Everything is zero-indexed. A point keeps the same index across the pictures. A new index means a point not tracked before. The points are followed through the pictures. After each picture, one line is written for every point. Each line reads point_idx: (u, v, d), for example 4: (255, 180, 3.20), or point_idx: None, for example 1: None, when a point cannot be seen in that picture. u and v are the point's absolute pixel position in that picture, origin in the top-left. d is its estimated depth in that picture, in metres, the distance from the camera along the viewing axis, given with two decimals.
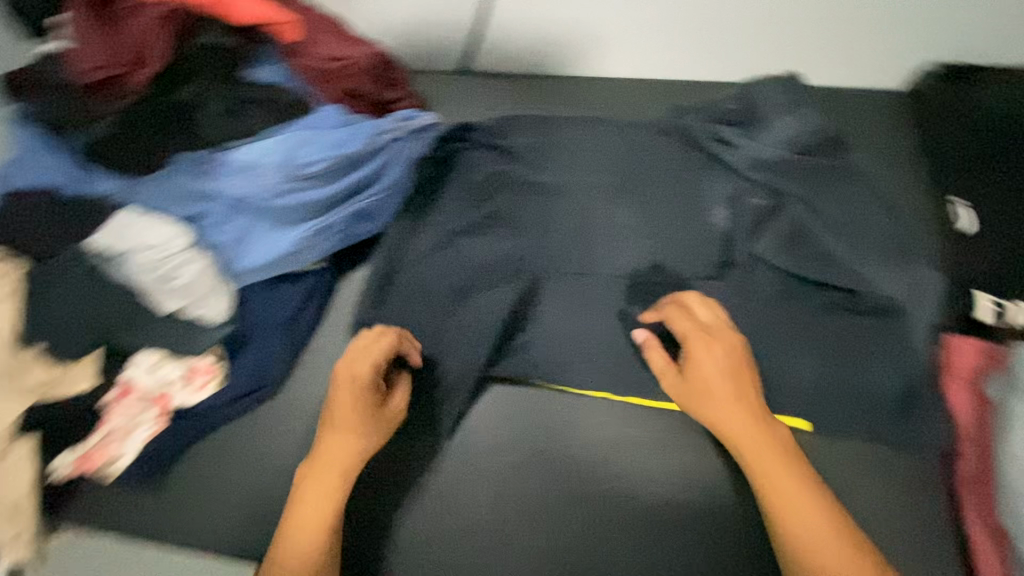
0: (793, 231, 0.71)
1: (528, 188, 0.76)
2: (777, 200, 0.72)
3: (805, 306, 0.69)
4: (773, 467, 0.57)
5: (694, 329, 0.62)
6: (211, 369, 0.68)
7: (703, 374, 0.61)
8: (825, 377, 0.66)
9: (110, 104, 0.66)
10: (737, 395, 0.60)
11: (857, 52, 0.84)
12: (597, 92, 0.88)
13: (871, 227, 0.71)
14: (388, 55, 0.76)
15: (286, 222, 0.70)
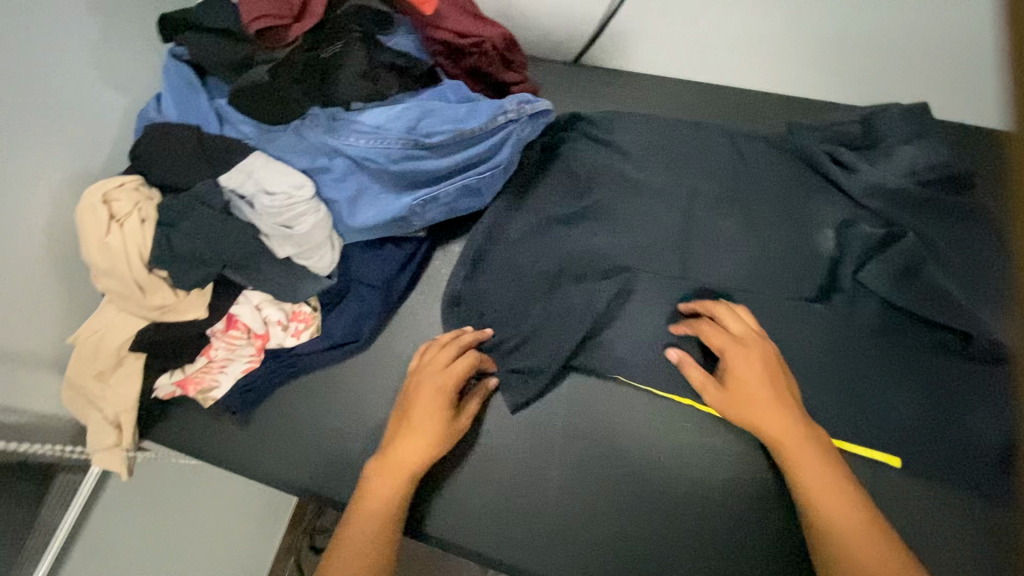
0: (913, 263, 0.65)
1: (627, 184, 0.75)
2: (902, 229, 0.67)
3: (909, 345, 0.64)
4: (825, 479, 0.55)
5: (743, 354, 0.61)
6: (308, 319, 0.72)
7: (751, 402, 0.59)
8: (920, 420, 0.62)
9: (275, 52, 0.69)
10: (785, 425, 0.58)
11: (981, 89, 0.82)
12: (705, 96, 0.87)
13: (987, 271, 0.67)
14: (513, 36, 0.79)
15: (398, 188, 0.71)
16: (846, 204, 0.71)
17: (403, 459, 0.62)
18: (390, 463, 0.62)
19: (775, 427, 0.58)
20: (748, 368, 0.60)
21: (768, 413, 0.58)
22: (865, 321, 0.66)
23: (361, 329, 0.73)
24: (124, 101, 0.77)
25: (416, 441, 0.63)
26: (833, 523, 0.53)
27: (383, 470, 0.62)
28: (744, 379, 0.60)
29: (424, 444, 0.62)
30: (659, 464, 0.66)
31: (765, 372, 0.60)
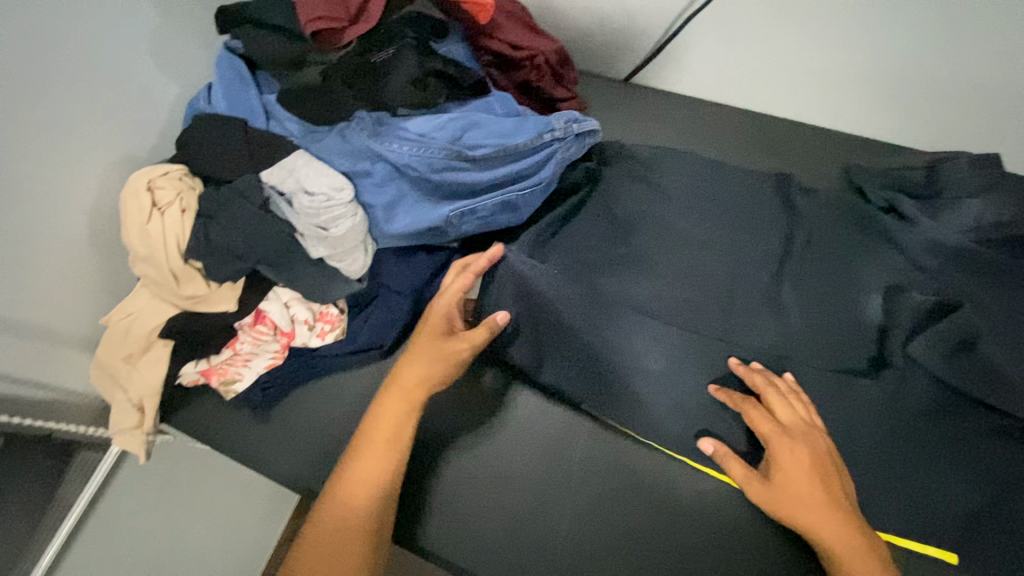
0: (970, 337, 0.60)
1: (663, 228, 0.74)
2: (958, 299, 0.64)
3: (961, 428, 0.60)
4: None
5: (791, 446, 0.57)
6: (334, 321, 0.71)
7: (799, 498, 0.56)
8: (966, 505, 0.58)
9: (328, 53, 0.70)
10: (836, 529, 0.54)
11: None
12: (763, 132, 0.85)
13: None
14: (566, 51, 0.79)
15: (436, 198, 0.71)
16: (901, 264, 0.68)
17: (395, 388, 0.62)
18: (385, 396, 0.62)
19: (822, 529, 0.55)
20: (795, 462, 0.57)
21: (811, 508, 0.55)
22: (916, 393, 0.61)
23: (387, 335, 0.72)
24: (177, 90, 0.78)
25: (409, 373, 0.62)
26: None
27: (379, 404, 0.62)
28: (790, 473, 0.56)
29: (419, 364, 0.62)
30: (676, 510, 0.63)
31: (814, 466, 0.56)
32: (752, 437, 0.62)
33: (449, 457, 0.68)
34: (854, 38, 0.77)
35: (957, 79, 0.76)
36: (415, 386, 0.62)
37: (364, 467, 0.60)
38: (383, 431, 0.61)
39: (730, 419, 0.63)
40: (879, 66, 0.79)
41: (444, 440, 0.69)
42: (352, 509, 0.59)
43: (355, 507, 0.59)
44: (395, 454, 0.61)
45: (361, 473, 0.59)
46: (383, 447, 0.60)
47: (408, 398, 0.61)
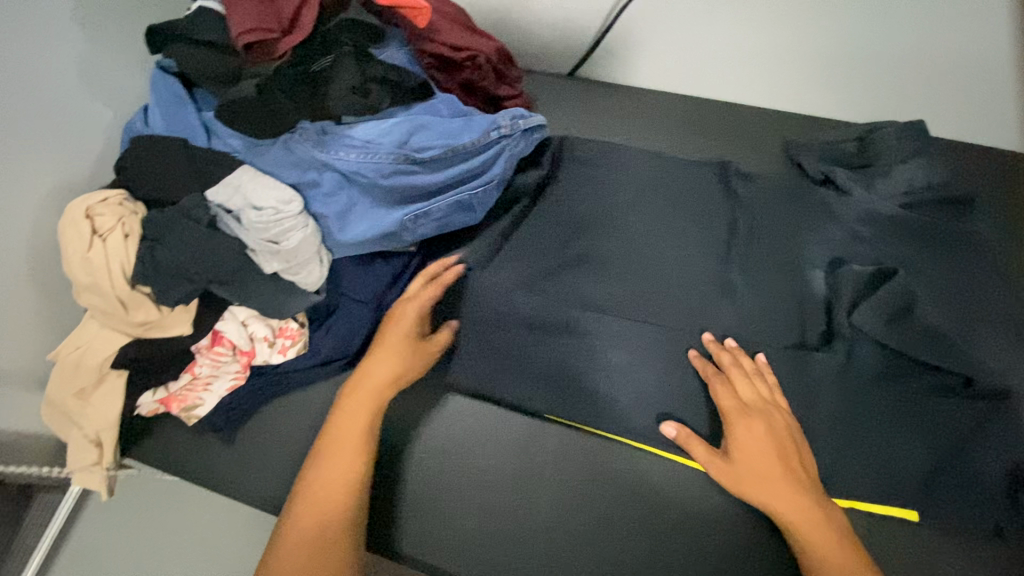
0: (906, 302, 0.64)
1: (610, 227, 0.76)
2: (893, 265, 0.68)
3: (908, 389, 0.62)
4: (824, 543, 0.55)
5: (747, 423, 0.60)
6: (294, 336, 0.70)
7: (755, 474, 0.58)
8: (923, 461, 0.60)
9: (262, 67, 0.68)
10: (793, 502, 0.57)
11: (969, 102, 0.85)
12: (704, 112, 0.86)
13: (983, 306, 0.66)
14: (507, 49, 0.80)
15: (390, 202, 0.71)
16: (840, 235, 0.71)
17: (365, 389, 0.64)
18: (353, 400, 0.63)
19: (780, 503, 0.57)
20: (748, 436, 0.60)
21: (768, 480, 0.58)
22: (871, 358, 0.64)
23: (349, 346, 0.71)
24: (112, 114, 0.76)
25: (377, 380, 0.64)
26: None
27: (352, 397, 0.64)
28: (748, 451, 0.59)
29: (391, 368, 0.65)
30: (650, 492, 0.64)
31: (773, 443, 0.59)
32: (713, 420, 0.65)
33: (424, 461, 0.68)
34: None
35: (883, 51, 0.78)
36: (385, 392, 0.64)
37: (333, 469, 0.60)
38: (358, 423, 0.62)
39: (692, 396, 0.66)
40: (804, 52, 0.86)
41: (418, 446, 0.69)
42: (329, 512, 0.58)
43: (328, 512, 0.58)
44: (365, 454, 0.61)
45: (331, 476, 0.60)
46: (355, 452, 0.61)
47: (379, 393, 0.64)
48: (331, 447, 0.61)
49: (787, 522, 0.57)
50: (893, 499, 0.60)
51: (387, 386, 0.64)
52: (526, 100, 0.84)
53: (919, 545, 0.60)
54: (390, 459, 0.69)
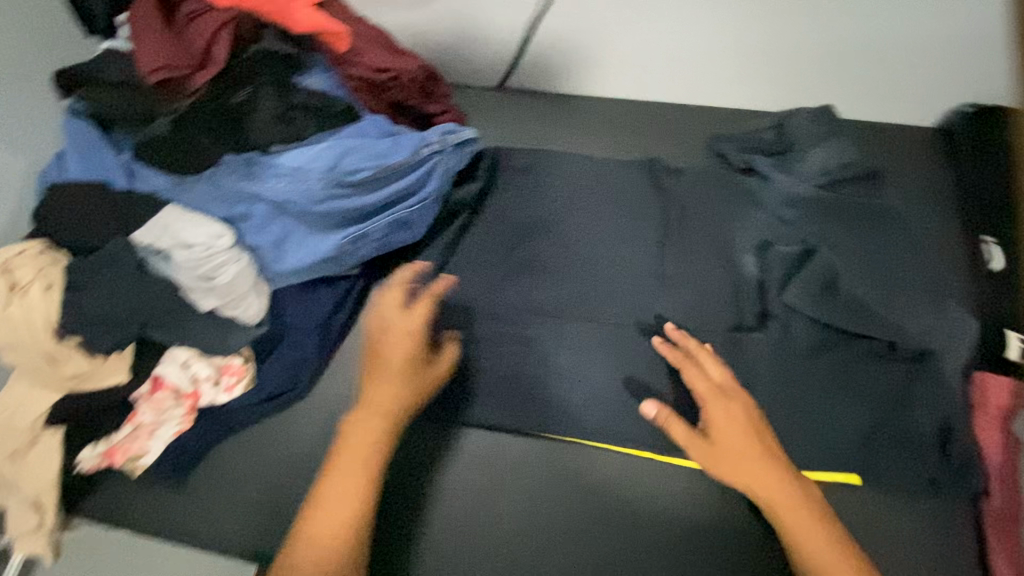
0: (829, 278, 0.69)
1: (550, 233, 0.78)
2: (814, 243, 0.72)
3: (840, 358, 0.66)
4: (809, 525, 0.56)
5: (724, 406, 0.61)
6: (240, 371, 0.69)
7: (736, 456, 0.59)
8: (861, 427, 0.63)
9: (174, 103, 0.68)
10: (774, 484, 0.58)
11: (899, 87, 0.82)
12: (634, 115, 0.88)
13: (902, 273, 0.70)
14: (433, 69, 0.81)
15: (326, 227, 0.70)
16: (766, 221, 0.75)
17: (373, 423, 0.61)
18: (355, 429, 0.61)
19: (763, 485, 0.58)
20: (729, 420, 0.61)
21: (752, 468, 0.59)
22: (802, 333, 0.67)
23: (297, 376, 0.70)
24: (26, 164, 0.73)
25: (379, 410, 0.62)
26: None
27: (356, 430, 0.61)
28: (726, 433, 0.60)
29: (396, 399, 0.62)
30: (606, 488, 0.65)
31: (748, 424, 0.60)
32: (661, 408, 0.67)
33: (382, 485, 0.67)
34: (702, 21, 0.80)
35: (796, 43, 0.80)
36: (388, 424, 0.61)
37: (336, 506, 0.57)
38: (363, 459, 0.60)
39: (639, 387, 0.68)
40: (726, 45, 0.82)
41: (376, 470, 0.68)
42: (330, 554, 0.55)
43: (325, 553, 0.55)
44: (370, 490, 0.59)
45: (334, 513, 0.57)
46: (359, 487, 0.58)
47: (388, 427, 0.61)
48: (334, 480, 0.59)
49: (768, 507, 0.58)
50: (837, 466, 0.63)
51: (394, 419, 0.62)
52: (458, 115, 0.84)
53: (868, 508, 0.62)
54: None
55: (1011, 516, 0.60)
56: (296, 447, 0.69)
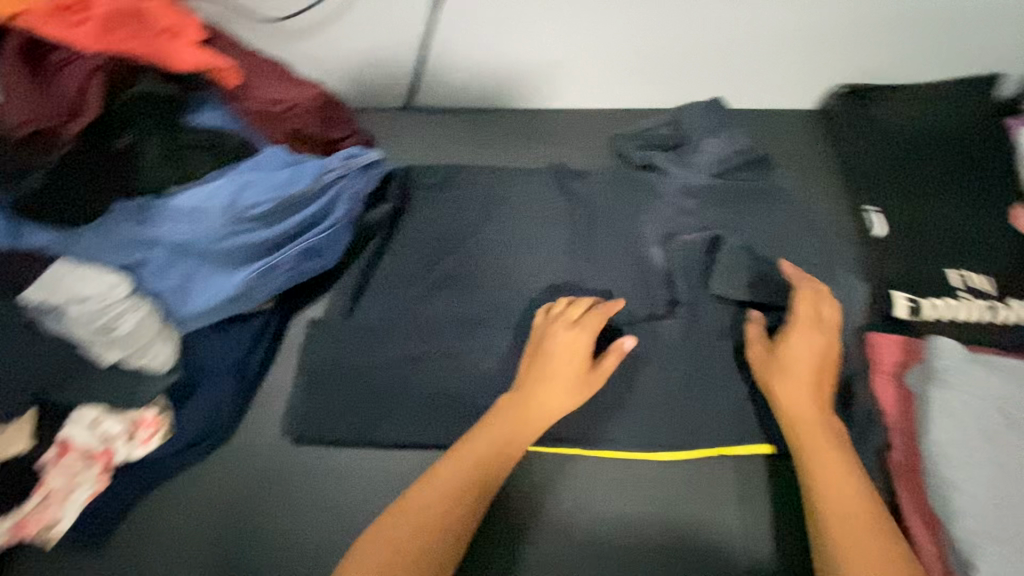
0: (729, 259, 0.73)
1: (469, 246, 0.79)
2: (713, 229, 0.76)
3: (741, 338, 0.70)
4: (823, 457, 0.58)
5: (808, 335, 0.65)
6: (154, 423, 0.66)
7: (794, 375, 0.63)
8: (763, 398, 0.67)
9: (45, 155, 0.63)
10: (810, 411, 0.61)
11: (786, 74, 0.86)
12: (550, 124, 0.90)
13: (795, 249, 0.75)
14: (330, 95, 0.81)
15: (231, 264, 0.69)
16: (669, 212, 0.78)
17: (520, 413, 0.63)
18: (497, 422, 0.62)
19: (795, 408, 0.61)
20: (805, 348, 0.64)
21: (802, 393, 0.62)
22: (707, 315, 0.72)
23: (217, 418, 0.68)
24: None
25: (536, 404, 0.63)
26: (831, 512, 0.55)
27: (501, 418, 0.62)
28: (795, 354, 0.64)
29: (557, 400, 0.63)
30: (524, 489, 0.65)
31: (819, 356, 0.64)
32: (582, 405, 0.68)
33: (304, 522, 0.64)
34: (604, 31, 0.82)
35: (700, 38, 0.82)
36: (539, 422, 0.63)
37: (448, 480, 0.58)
38: (496, 446, 0.61)
39: None
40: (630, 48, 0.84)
41: (299, 507, 0.65)
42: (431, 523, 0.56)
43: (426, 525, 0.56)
44: (488, 474, 0.59)
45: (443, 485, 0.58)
46: (475, 469, 0.59)
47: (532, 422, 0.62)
48: (463, 455, 0.60)
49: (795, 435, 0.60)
50: (751, 438, 0.65)
51: (543, 416, 0.63)
52: (363, 137, 0.84)
53: (784, 474, 0.65)
54: (267, 530, 0.64)
55: (909, 467, 0.62)
56: (217, 494, 0.66)
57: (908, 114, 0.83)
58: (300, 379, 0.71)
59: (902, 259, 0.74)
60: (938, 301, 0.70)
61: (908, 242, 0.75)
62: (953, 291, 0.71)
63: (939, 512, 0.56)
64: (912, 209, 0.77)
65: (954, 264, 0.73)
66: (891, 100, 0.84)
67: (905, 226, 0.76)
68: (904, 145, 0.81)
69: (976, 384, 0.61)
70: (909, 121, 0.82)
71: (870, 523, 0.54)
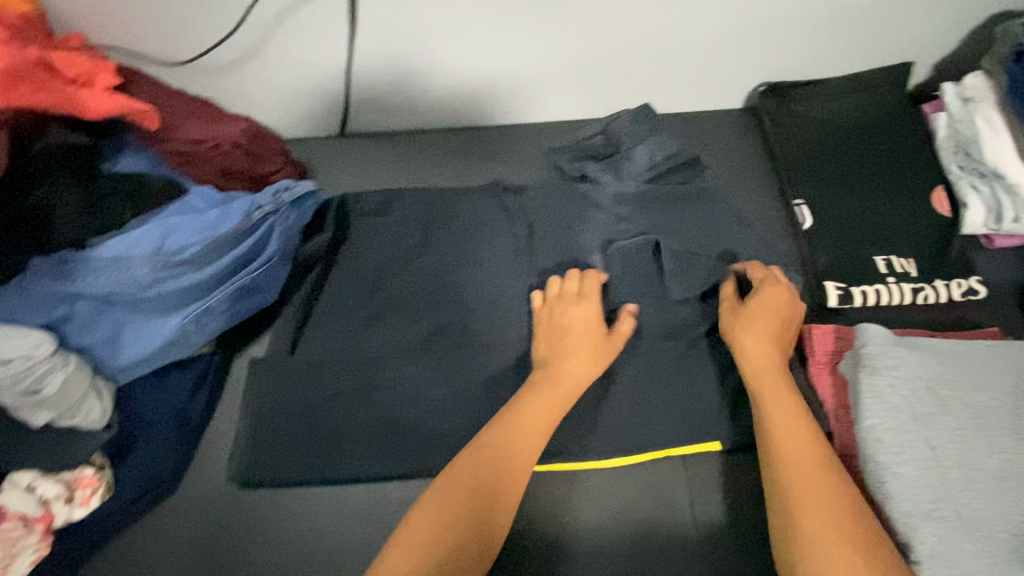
0: (668, 264, 0.74)
1: (411, 271, 0.78)
2: (650, 234, 0.77)
3: (680, 343, 0.72)
4: (784, 404, 0.61)
5: (777, 292, 0.69)
6: (93, 481, 0.63)
7: (760, 329, 0.66)
8: (706, 398, 0.68)
9: None
10: (770, 362, 0.64)
11: (713, 76, 0.87)
12: (487, 141, 0.91)
13: (730, 248, 0.77)
14: (257, 127, 0.78)
15: (162, 310, 0.68)
16: (606, 220, 0.79)
17: (550, 387, 0.65)
18: (532, 397, 0.64)
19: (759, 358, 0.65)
20: (773, 304, 0.68)
21: (763, 346, 0.65)
22: (649, 319, 0.73)
23: (162, 471, 0.67)
24: None
25: (564, 380, 0.65)
26: (784, 452, 0.57)
27: (535, 391, 0.65)
28: (766, 308, 0.68)
29: (580, 371, 0.66)
30: None
31: (783, 316, 0.68)
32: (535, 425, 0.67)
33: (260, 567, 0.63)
34: (532, 47, 0.82)
35: (627, 48, 0.82)
36: (568, 396, 0.65)
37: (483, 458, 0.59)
38: (535, 424, 0.62)
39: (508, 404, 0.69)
40: (557, 62, 0.84)
41: (253, 553, 0.64)
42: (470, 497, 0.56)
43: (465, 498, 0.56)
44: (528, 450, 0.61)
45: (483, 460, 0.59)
46: (517, 442, 0.61)
47: (563, 395, 0.65)
48: (500, 428, 0.61)
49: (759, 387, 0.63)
50: (699, 439, 0.67)
51: (569, 390, 0.65)
52: (295, 168, 0.84)
53: (731, 471, 0.66)
54: None
55: (849, 455, 0.63)
56: (166, 549, 0.64)
57: (830, 106, 0.85)
58: (246, 421, 0.70)
59: (833, 250, 0.76)
60: (870, 288, 0.73)
61: (837, 231, 0.77)
62: (882, 277, 0.73)
63: (881, 497, 0.58)
64: (840, 199, 0.79)
65: (881, 251, 0.75)
66: (813, 94, 0.86)
67: (834, 217, 0.78)
68: (829, 137, 0.83)
69: (907, 369, 0.62)
70: (833, 113, 0.85)
71: (818, 466, 0.56)
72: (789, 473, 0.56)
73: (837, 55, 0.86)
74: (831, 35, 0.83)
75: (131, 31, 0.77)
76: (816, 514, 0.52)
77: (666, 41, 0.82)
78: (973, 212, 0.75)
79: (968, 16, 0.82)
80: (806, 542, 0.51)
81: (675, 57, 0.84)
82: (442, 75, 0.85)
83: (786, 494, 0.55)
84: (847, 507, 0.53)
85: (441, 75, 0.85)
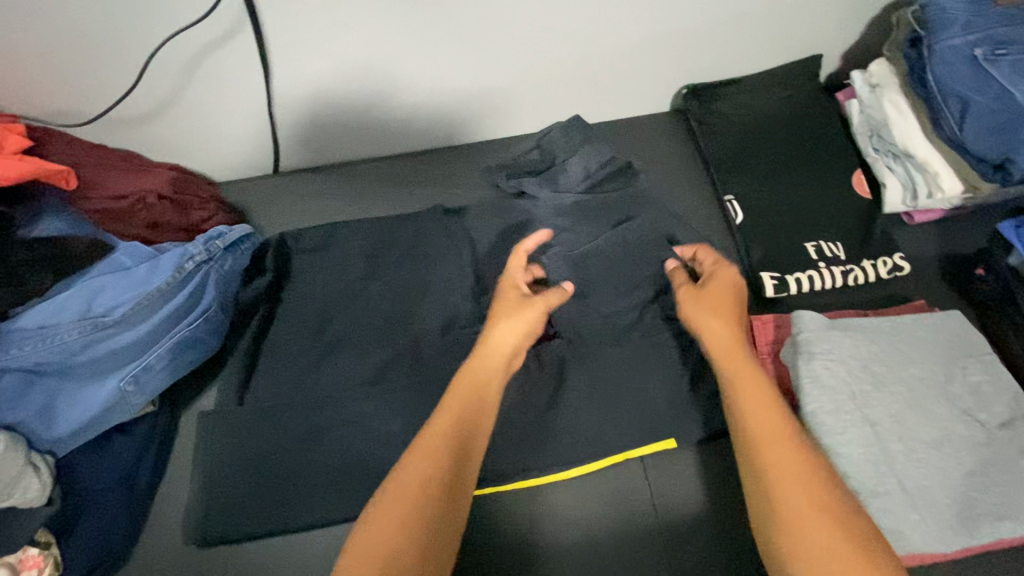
0: (609, 271, 0.75)
1: (357, 303, 0.78)
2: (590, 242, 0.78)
3: (631, 346, 0.71)
4: (746, 377, 0.56)
5: (724, 274, 0.66)
6: (39, 561, 0.60)
7: (709, 306, 0.62)
8: (661, 399, 0.69)
9: None
10: (727, 336, 0.59)
11: (635, 84, 0.89)
12: (423, 167, 0.91)
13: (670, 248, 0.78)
14: (179, 176, 0.77)
15: (97, 375, 0.66)
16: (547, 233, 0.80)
17: (479, 362, 0.57)
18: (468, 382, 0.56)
19: (715, 332, 0.60)
20: (723, 284, 0.65)
21: (715, 321, 0.61)
22: (598, 328, 0.73)
23: (114, 542, 0.65)
24: None
25: (493, 356, 0.58)
26: (750, 423, 0.52)
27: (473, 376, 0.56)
28: (716, 288, 0.64)
29: (506, 339, 0.59)
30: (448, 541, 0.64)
31: (734, 294, 0.65)
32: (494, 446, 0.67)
33: None
34: (456, 70, 0.82)
35: (550, 65, 0.84)
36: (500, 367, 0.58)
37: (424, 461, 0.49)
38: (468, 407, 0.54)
39: None
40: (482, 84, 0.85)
41: None
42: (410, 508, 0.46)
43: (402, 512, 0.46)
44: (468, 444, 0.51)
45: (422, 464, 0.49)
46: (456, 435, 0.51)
47: (495, 372, 0.57)
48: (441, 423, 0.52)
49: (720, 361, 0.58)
50: (656, 442, 0.68)
51: (501, 361, 0.58)
52: (228, 213, 0.82)
53: (690, 469, 0.68)
54: None
55: None
56: None
57: (748, 103, 0.89)
58: (201, 477, 0.68)
59: (767, 241, 0.78)
60: (803, 275, 0.75)
61: (768, 222, 0.80)
62: (815, 263, 0.76)
63: None
64: (768, 190, 0.82)
65: (812, 237, 0.78)
66: (732, 93, 0.89)
67: (764, 208, 0.81)
68: (751, 132, 0.86)
69: (843, 351, 0.65)
70: (752, 109, 0.88)
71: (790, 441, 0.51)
72: (755, 446, 0.51)
73: (753, 52, 0.88)
74: (745, 34, 0.86)
75: (40, 92, 0.74)
76: (795, 481, 0.48)
77: (587, 53, 0.84)
78: (891, 192, 0.79)
79: (867, 8, 0.86)
80: (789, 527, 0.46)
81: (598, 68, 0.86)
82: (370, 105, 0.84)
83: (761, 471, 0.50)
84: (826, 482, 0.49)
85: (369, 105, 0.84)
